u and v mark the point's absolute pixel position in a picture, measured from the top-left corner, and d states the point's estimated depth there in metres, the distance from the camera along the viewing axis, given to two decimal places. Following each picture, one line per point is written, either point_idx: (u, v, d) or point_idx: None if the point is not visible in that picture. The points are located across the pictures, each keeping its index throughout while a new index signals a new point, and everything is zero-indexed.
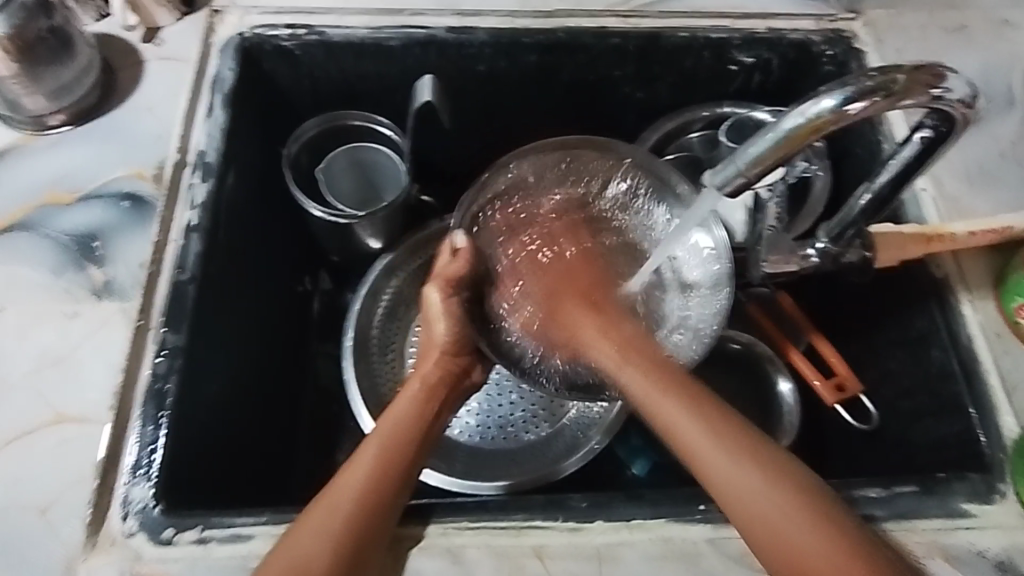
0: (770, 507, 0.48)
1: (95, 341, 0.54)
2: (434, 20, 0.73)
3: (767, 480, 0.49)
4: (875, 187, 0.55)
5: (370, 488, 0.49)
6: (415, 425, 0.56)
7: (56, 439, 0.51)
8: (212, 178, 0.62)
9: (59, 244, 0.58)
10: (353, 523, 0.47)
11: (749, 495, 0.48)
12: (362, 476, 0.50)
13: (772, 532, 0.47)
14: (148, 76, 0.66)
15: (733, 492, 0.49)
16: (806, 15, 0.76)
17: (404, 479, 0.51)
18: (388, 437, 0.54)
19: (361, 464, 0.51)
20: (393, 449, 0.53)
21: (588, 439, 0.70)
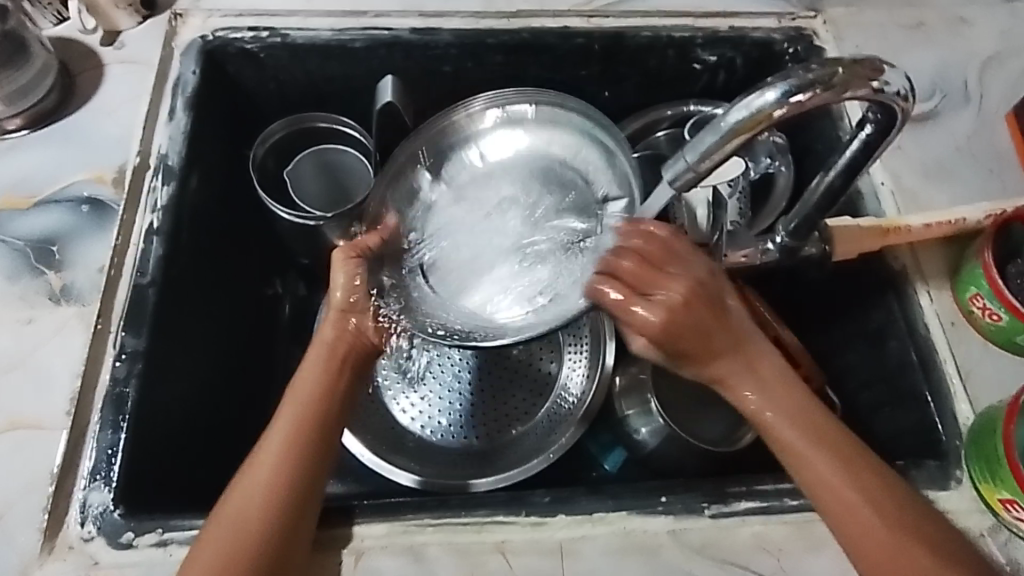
0: (860, 506, 0.48)
1: (54, 345, 0.54)
2: (398, 21, 0.73)
3: (842, 474, 0.49)
4: (828, 178, 0.55)
5: (262, 496, 0.48)
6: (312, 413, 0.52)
7: (12, 446, 0.51)
8: (173, 182, 0.62)
9: (16, 249, 0.58)
10: (262, 525, 0.47)
11: (842, 496, 0.48)
12: (250, 494, 0.48)
13: (860, 538, 0.47)
14: (108, 80, 0.66)
15: (828, 494, 0.49)
16: (768, 14, 0.77)
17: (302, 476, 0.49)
18: (286, 430, 0.51)
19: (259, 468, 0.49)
20: (293, 444, 0.50)
21: (557, 434, 0.70)
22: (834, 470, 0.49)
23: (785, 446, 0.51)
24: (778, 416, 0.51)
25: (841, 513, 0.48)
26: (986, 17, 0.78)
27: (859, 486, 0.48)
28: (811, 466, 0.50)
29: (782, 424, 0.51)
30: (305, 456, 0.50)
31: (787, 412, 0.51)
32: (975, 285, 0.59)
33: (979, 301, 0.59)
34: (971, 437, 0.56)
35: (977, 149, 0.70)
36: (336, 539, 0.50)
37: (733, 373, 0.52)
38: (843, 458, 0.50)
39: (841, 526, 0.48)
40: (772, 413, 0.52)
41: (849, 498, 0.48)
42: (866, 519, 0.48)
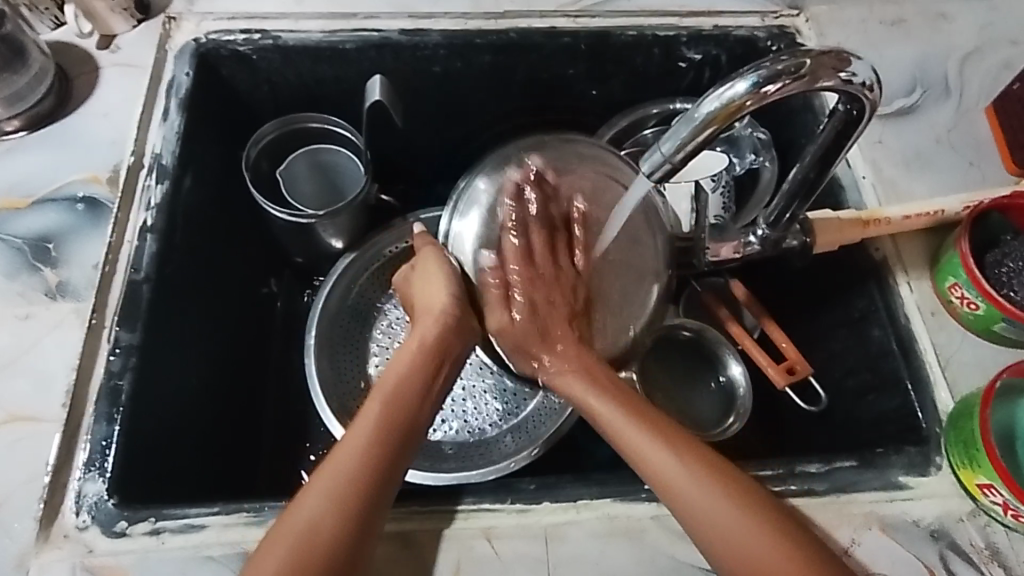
0: (727, 516, 0.48)
1: (50, 341, 0.55)
2: (387, 23, 0.75)
3: (710, 489, 0.50)
4: (802, 169, 0.56)
5: (349, 480, 0.49)
6: (399, 403, 0.55)
7: (9, 438, 0.52)
8: (167, 181, 0.63)
9: (14, 247, 0.59)
10: (335, 514, 0.47)
11: (702, 510, 0.49)
12: (339, 476, 0.49)
13: (739, 549, 0.47)
14: (104, 83, 0.68)
15: (697, 509, 0.49)
16: (752, 12, 0.79)
17: (388, 471, 0.50)
18: (380, 418, 0.53)
19: (347, 454, 0.50)
20: (385, 432, 0.52)
21: (548, 428, 0.71)
22: (702, 488, 0.50)
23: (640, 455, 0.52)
24: (627, 426, 0.54)
25: (699, 520, 0.49)
26: (966, 12, 0.79)
27: (743, 506, 0.49)
28: (669, 475, 0.51)
29: (630, 431, 0.54)
30: (400, 445, 0.52)
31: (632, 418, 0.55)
32: (953, 275, 0.60)
33: (957, 290, 0.60)
34: (950, 424, 0.57)
35: (957, 142, 0.71)
36: None
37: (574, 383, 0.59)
38: (704, 469, 0.51)
39: (714, 541, 0.48)
40: (620, 418, 0.55)
41: (717, 510, 0.49)
42: (744, 537, 0.47)
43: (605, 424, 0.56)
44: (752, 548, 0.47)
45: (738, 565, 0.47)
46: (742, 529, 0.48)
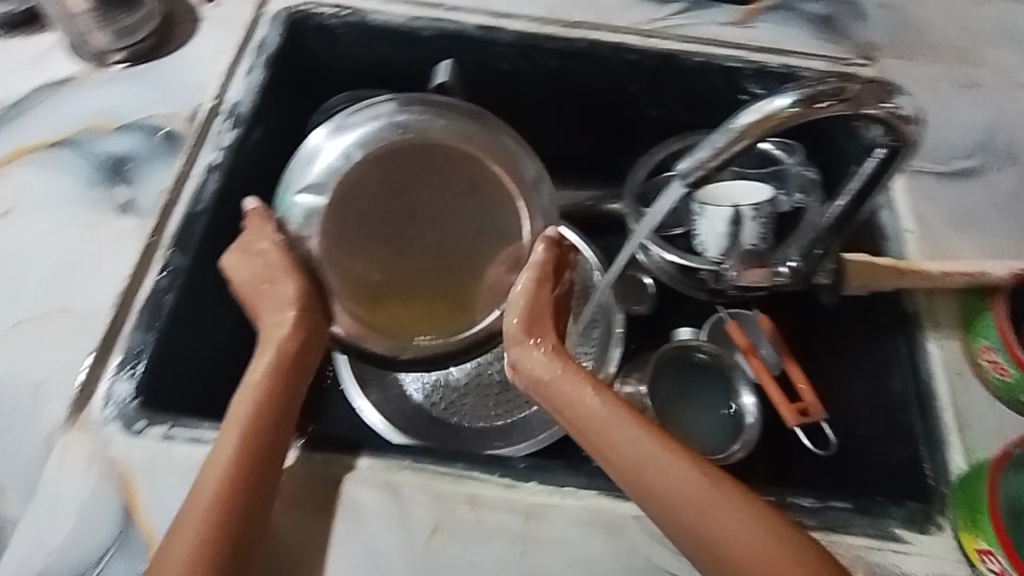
0: (721, 508, 0.49)
1: (110, 250, 0.60)
2: (467, 17, 0.79)
3: (696, 481, 0.51)
4: (836, 207, 0.60)
5: (220, 498, 0.48)
6: (262, 421, 0.53)
7: (58, 330, 0.56)
8: (240, 128, 0.68)
9: (95, 163, 0.64)
10: (218, 532, 0.47)
11: (681, 502, 0.50)
12: (207, 501, 0.48)
13: (735, 547, 0.48)
14: (202, 32, 0.74)
15: (688, 505, 0.50)
16: (821, 56, 0.80)
17: (260, 479, 0.50)
18: (244, 427, 0.52)
19: (209, 481, 0.49)
20: (251, 439, 0.51)
21: (551, 424, 0.74)
22: (682, 477, 0.51)
23: (623, 456, 0.53)
24: (609, 420, 0.55)
25: (678, 510, 0.50)
26: None
27: (729, 497, 0.50)
28: (654, 471, 0.51)
29: (610, 428, 0.55)
30: (267, 445, 0.52)
31: (615, 412, 0.56)
32: (985, 337, 0.59)
33: (987, 353, 0.59)
34: (959, 485, 0.55)
35: (1014, 210, 0.70)
36: (321, 465, 0.53)
37: (569, 385, 0.58)
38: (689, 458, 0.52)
39: (710, 538, 0.49)
40: (602, 415, 0.56)
41: (710, 504, 0.50)
42: (736, 528, 0.48)
43: (586, 423, 0.56)
44: (731, 534, 0.48)
45: (712, 557, 0.48)
46: (724, 511, 0.49)
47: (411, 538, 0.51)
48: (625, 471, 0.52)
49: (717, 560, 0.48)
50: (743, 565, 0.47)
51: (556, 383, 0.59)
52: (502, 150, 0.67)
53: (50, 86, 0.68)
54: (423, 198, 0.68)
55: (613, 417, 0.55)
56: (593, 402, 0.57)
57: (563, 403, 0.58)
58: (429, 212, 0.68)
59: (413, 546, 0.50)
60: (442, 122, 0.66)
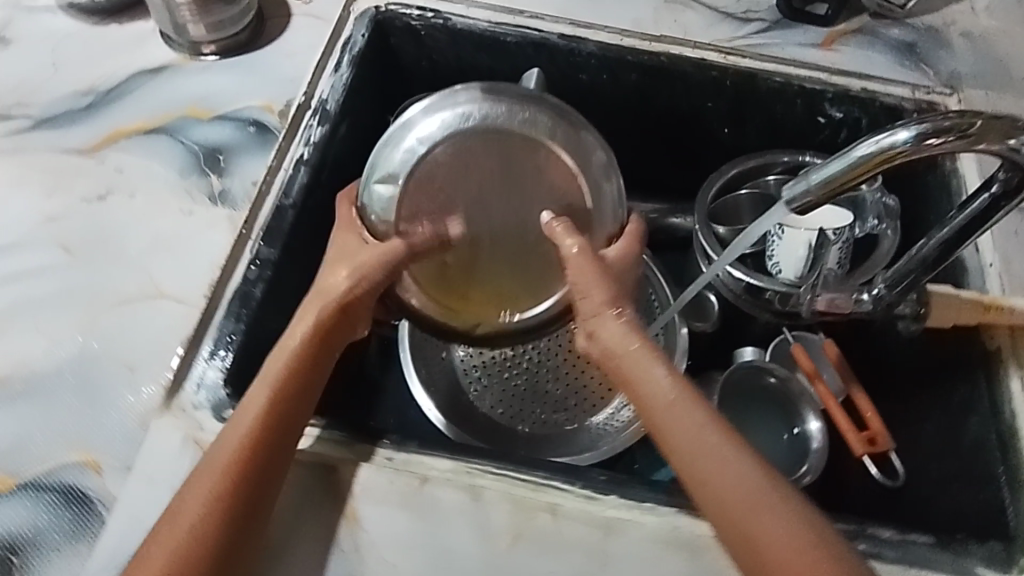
0: (773, 520, 0.46)
1: (204, 237, 0.61)
2: (550, 25, 0.80)
3: (755, 487, 0.47)
4: (925, 246, 0.58)
5: (218, 486, 0.47)
6: (295, 376, 0.53)
7: (151, 311, 0.57)
8: (327, 125, 0.69)
9: (189, 151, 0.65)
10: (211, 518, 0.46)
11: (733, 496, 0.47)
12: (208, 485, 0.47)
13: (779, 561, 0.45)
14: (295, 28, 0.75)
15: (736, 506, 0.47)
16: (902, 83, 0.79)
17: (261, 469, 0.49)
18: (258, 409, 0.50)
19: (213, 463, 0.48)
20: (261, 424, 0.49)
21: (606, 440, 0.75)
22: (738, 471, 0.48)
23: (684, 444, 0.50)
24: (679, 404, 0.51)
25: (727, 508, 0.47)
26: None
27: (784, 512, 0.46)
28: (711, 467, 0.48)
29: (678, 412, 0.51)
30: (278, 432, 0.50)
31: (686, 397, 0.52)
32: None
33: None
34: None
35: None
36: (405, 463, 0.53)
37: (641, 358, 0.54)
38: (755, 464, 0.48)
39: (754, 544, 0.46)
40: (670, 397, 0.52)
41: (763, 514, 0.46)
42: (787, 545, 0.45)
43: (649, 400, 0.52)
44: (772, 538, 0.45)
45: (750, 552, 0.46)
46: (774, 513, 0.46)
47: (493, 544, 0.51)
48: (682, 457, 0.50)
49: (755, 566, 0.46)
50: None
51: (633, 355, 0.54)
52: (583, 149, 0.60)
53: (146, 72, 0.70)
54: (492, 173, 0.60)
55: (680, 399, 0.51)
56: (664, 382, 0.52)
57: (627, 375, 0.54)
58: (496, 194, 0.60)
59: (494, 550, 0.51)
60: (510, 110, 0.59)
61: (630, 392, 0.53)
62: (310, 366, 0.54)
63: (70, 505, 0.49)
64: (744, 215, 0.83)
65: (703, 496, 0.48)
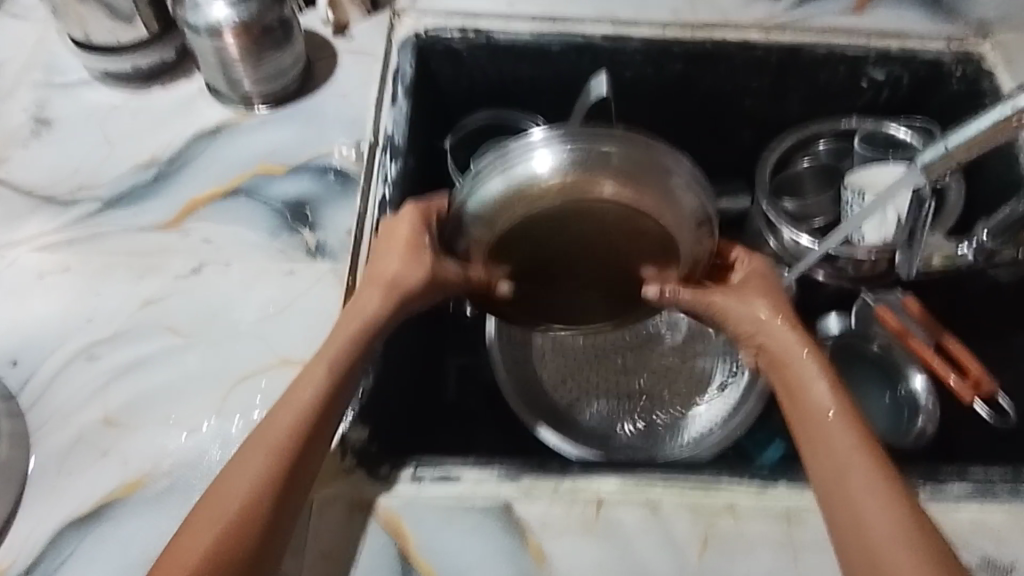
0: (893, 540, 0.44)
1: (312, 296, 0.59)
2: (591, 28, 0.79)
3: (886, 507, 0.46)
4: None
5: (254, 497, 0.45)
6: (336, 393, 0.50)
7: (281, 380, 0.55)
8: (400, 159, 0.66)
9: (273, 210, 0.63)
10: (242, 531, 0.44)
11: (864, 505, 0.46)
12: (244, 492, 0.45)
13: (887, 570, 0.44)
14: (342, 67, 0.73)
15: (861, 515, 0.46)
16: (937, 37, 0.81)
17: (294, 485, 0.46)
18: (296, 428, 0.48)
19: (249, 470, 0.46)
20: (295, 445, 0.47)
21: (713, 431, 0.75)
22: (867, 484, 0.47)
23: (827, 444, 0.50)
24: (834, 416, 0.51)
25: (850, 518, 0.47)
26: None
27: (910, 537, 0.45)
28: (845, 473, 0.48)
29: (830, 421, 0.50)
30: (305, 448, 0.47)
31: (845, 413, 0.51)
32: None
33: None
34: None
35: None
36: (573, 490, 0.52)
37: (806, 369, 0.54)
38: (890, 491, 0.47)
39: (866, 549, 0.45)
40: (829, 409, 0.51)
41: (890, 531, 0.45)
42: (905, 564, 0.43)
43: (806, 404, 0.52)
44: (880, 535, 0.45)
45: (861, 552, 0.45)
46: (882, 515, 0.45)
47: (682, 555, 0.50)
48: (820, 455, 0.50)
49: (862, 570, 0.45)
50: None
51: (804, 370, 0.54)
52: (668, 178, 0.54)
53: (205, 135, 0.67)
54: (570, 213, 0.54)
55: (841, 416, 0.51)
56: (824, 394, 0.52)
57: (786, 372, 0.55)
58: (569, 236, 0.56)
59: (686, 561, 0.50)
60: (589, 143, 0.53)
61: (786, 399, 0.54)
62: (343, 387, 0.51)
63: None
64: (807, 185, 0.84)
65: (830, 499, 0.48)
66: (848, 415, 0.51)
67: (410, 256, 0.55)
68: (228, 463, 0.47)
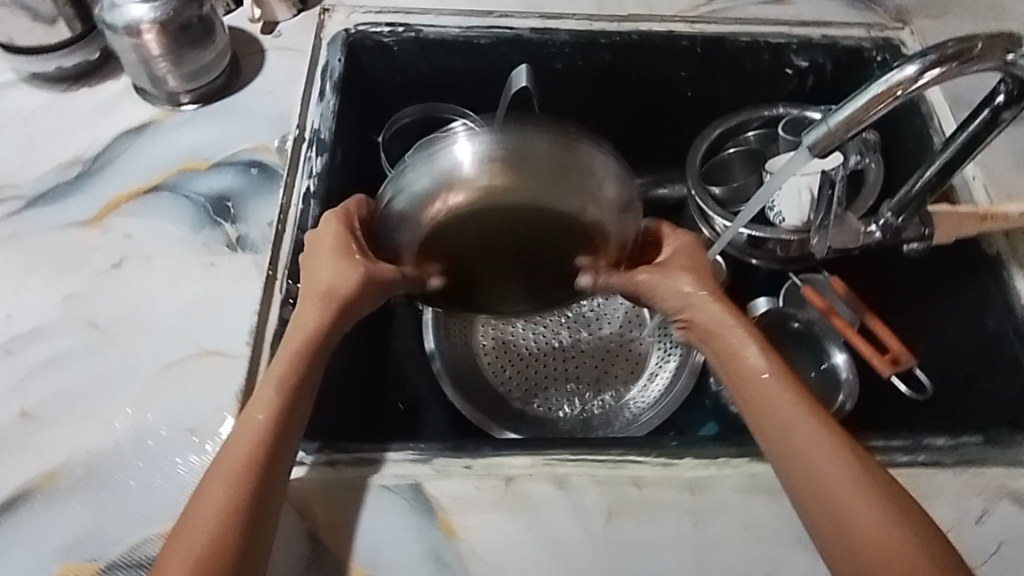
0: (861, 499, 0.46)
1: (233, 287, 0.60)
2: (519, 22, 0.81)
3: (845, 468, 0.47)
4: (925, 175, 0.63)
5: (229, 506, 0.45)
6: (288, 387, 0.50)
7: (200, 370, 0.56)
8: (326, 154, 0.67)
9: (196, 205, 0.64)
10: (224, 539, 0.44)
11: (826, 473, 0.47)
12: (219, 502, 0.45)
13: (865, 537, 0.45)
14: (269, 64, 0.74)
15: (828, 485, 0.47)
16: (858, 25, 0.83)
17: (265, 483, 0.47)
18: (260, 428, 0.48)
19: (222, 480, 0.46)
20: (263, 443, 0.48)
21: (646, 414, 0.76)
22: (823, 448, 0.48)
23: (778, 415, 0.50)
24: (772, 386, 0.51)
25: (818, 491, 0.47)
26: None
27: (876, 494, 0.46)
28: (801, 445, 0.49)
29: (773, 392, 0.51)
30: (270, 444, 0.48)
31: (782, 380, 0.52)
32: None
33: None
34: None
35: None
36: (486, 467, 0.54)
37: (738, 340, 0.54)
38: (849, 453, 0.48)
39: (838, 516, 0.46)
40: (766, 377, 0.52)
41: (852, 492, 0.46)
42: (878, 524, 0.45)
43: (746, 377, 0.53)
44: (851, 500, 0.46)
45: (834, 523, 0.46)
46: (847, 484, 0.47)
47: (590, 525, 0.52)
48: (771, 427, 0.50)
49: (839, 540, 0.46)
50: (868, 553, 0.44)
51: (735, 341, 0.54)
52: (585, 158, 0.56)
53: (130, 133, 0.68)
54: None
55: (776, 383, 0.51)
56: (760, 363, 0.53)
57: (720, 346, 0.55)
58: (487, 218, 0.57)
59: (594, 532, 0.52)
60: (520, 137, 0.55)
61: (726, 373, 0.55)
62: (299, 382, 0.51)
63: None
64: (736, 171, 0.86)
65: (793, 470, 0.49)
66: (779, 372, 0.52)
67: (339, 260, 0.55)
68: (198, 485, 0.47)
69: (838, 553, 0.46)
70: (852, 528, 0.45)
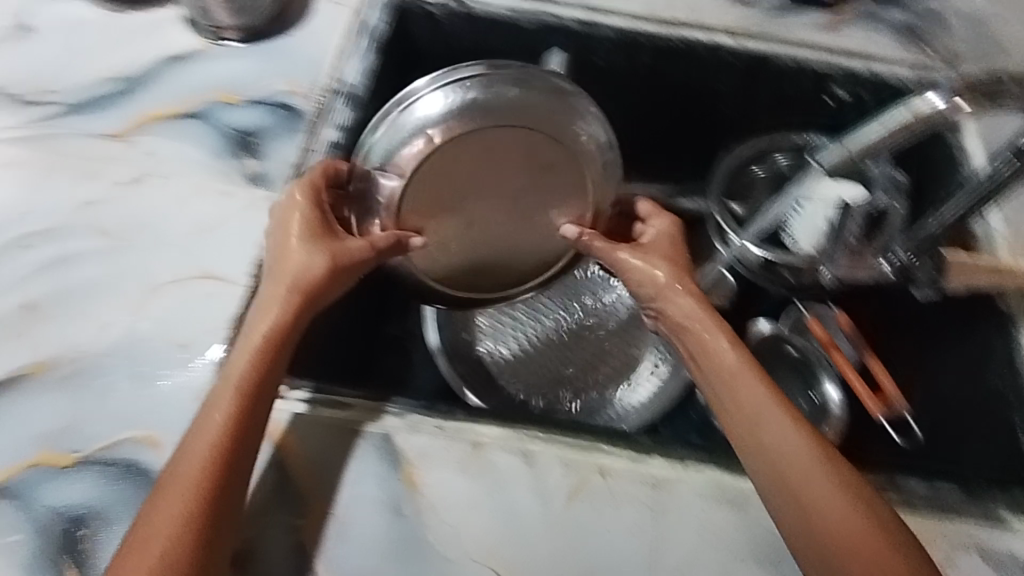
0: (828, 485, 0.47)
1: (244, 218, 0.61)
2: (566, 11, 0.81)
3: (812, 456, 0.48)
4: (944, 215, 0.64)
5: (215, 447, 0.46)
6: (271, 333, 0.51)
7: (199, 290, 0.57)
8: (355, 108, 0.69)
9: (223, 136, 0.65)
10: (204, 480, 0.45)
11: (791, 460, 0.48)
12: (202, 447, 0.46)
13: (831, 525, 0.46)
14: (315, 14, 0.75)
15: (797, 474, 0.48)
16: (905, 62, 0.82)
17: (246, 428, 0.48)
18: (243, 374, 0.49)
19: (205, 424, 0.47)
20: (244, 387, 0.48)
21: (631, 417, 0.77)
22: (788, 435, 0.49)
23: (747, 403, 0.51)
24: (740, 375, 0.52)
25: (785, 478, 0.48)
26: None
27: (843, 479, 0.47)
28: (769, 433, 0.50)
29: (742, 381, 0.52)
30: (253, 387, 0.49)
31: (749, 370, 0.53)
32: None
33: None
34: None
35: None
36: (456, 431, 0.54)
37: (706, 331, 0.55)
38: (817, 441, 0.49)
39: (806, 505, 0.47)
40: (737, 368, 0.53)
41: (819, 479, 0.47)
42: (845, 511, 0.46)
43: (716, 369, 0.54)
44: (819, 488, 0.47)
45: (802, 513, 0.47)
46: (815, 470, 0.48)
47: (548, 503, 0.52)
48: (738, 416, 0.51)
49: (807, 530, 0.47)
50: (838, 542, 0.45)
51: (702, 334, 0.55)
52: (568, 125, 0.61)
53: (171, 58, 0.70)
54: (492, 169, 0.61)
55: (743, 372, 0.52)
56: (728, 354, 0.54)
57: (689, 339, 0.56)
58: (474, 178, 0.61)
59: (551, 509, 0.52)
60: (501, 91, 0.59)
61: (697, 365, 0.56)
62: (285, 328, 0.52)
63: (132, 480, 0.49)
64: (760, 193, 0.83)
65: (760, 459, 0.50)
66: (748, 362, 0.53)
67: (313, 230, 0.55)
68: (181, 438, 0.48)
69: (806, 544, 0.47)
70: (823, 513, 0.46)
